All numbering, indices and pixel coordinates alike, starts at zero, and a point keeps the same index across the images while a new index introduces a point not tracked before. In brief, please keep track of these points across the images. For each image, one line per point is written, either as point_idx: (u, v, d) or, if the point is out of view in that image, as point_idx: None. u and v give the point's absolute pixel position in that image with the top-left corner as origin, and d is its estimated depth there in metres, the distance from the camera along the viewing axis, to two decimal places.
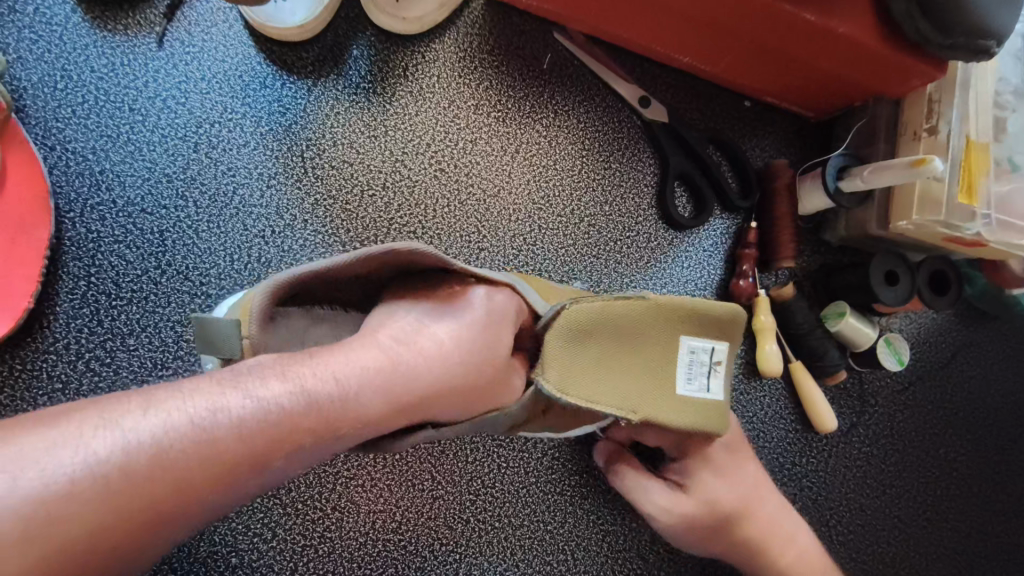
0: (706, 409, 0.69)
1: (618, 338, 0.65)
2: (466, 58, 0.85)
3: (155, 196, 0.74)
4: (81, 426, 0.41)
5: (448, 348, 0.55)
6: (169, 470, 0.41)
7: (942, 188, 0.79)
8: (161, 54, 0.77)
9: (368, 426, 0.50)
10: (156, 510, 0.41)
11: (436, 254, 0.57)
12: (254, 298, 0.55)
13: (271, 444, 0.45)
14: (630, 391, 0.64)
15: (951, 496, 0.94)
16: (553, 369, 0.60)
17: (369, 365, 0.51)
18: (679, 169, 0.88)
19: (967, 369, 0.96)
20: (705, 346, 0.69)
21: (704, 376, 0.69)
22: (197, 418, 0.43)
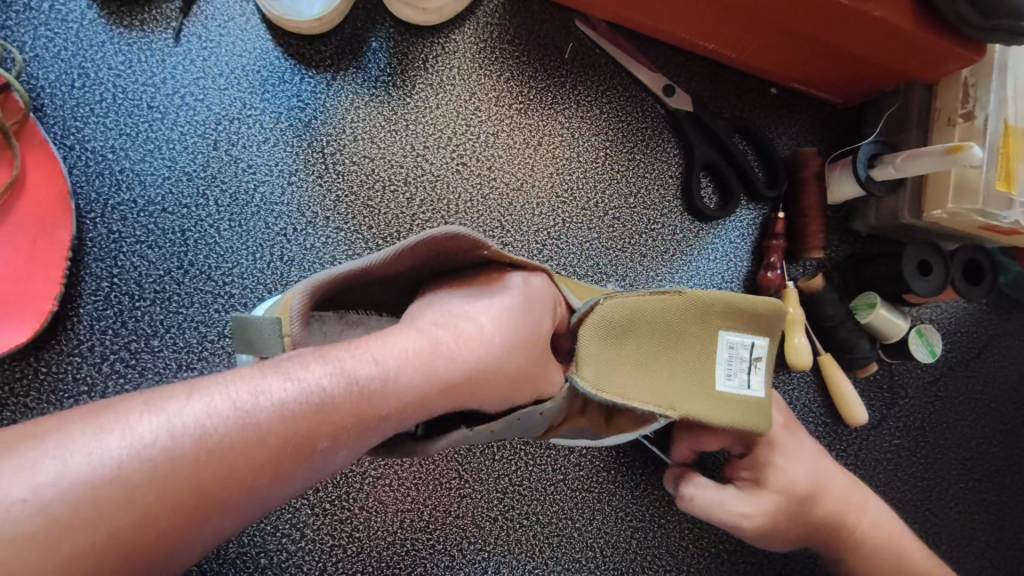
0: (749, 407, 0.67)
1: (655, 332, 0.64)
2: (486, 49, 0.83)
3: (176, 195, 0.73)
4: (127, 413, 0.40)
5: (488, 332, 0.54)
6: (213, 455, 0.40)
7: (978, 175, 0.76)
8: (178, 50, 0.75)
9: (410, 407, 0.48)
10: (203, 498, 0.40)
11: (475, 237, 0.56)
12: (293, 299, 0.54)
13: (317, 429, 0.43)
14: (668, 386, 0.64)
15: (984, 488, 0.92)
16: (588, 366, 0.60)
17: (410, 348, 0.50)
18: (705, 160, 0.86)
19: (1000, 359, 0.94)
20: (745, 341, 0.68)
21: (744, 372, 0.68)
22: (239, 403, 0.42)
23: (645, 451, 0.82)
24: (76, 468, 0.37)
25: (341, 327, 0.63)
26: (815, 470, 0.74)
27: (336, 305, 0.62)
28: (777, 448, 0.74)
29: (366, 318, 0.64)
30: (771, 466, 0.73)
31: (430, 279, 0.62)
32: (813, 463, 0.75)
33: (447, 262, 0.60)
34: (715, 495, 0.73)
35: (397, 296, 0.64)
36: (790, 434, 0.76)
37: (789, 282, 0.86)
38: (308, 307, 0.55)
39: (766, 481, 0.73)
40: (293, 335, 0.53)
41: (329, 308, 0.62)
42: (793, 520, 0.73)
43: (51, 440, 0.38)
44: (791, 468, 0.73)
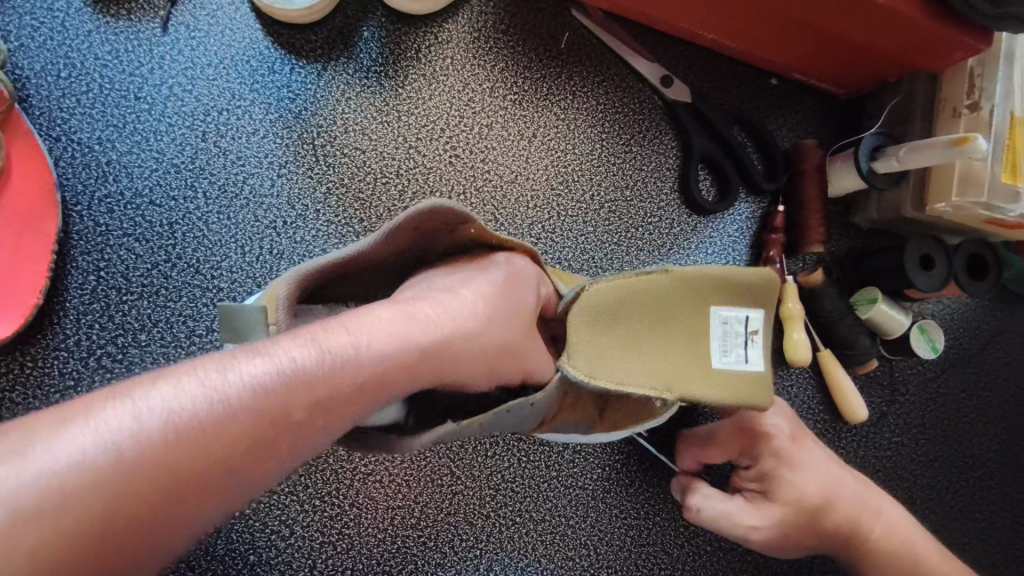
0: (746, 383, 0.65)
1: (646, 312, 0.63)
2: (480, 38, 0.82)
3: (164, 186, 0.72)
4: (90, 403, 0.39)
5: (471, 304, 0.52)
6: (183, 434, 0.39)
7: (984, 169, 0.74)
8: (166, 40, 0.74)
9: (391, 378, 0.46)
10: (177, 481, 0.38)
11: (461, 211, 0.55)
12: (279, 287, 0.53)
13: (291, 402, 0.42)
14: (662, 367, 0.62)
15: (985, 486, 0.91)
16: (579, 353, 0.58)
17: (387, 320, 0.48)
18: (702, 151, 0.85)
19: (1003, 356, 0.93)
20: (738, 315, 0.66)
21: (739, 347, 0.66)
22: (208, 383, 0.41)
23: (639, 448, 0.81)
24: (38, 457, 0.36)
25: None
26: (827, 479, 0.72)
27: (323, 299, 0.60)
28: (781, 460, 0.72)
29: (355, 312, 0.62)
30: (778, 478, 0.72)
31: (417, 265, 0.61)
32: (817, 468, 0.73)
33: (431, 243, 0.60)
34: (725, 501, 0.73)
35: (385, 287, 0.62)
36: (800, 440, 0.74)
37: (789, 276, 0.85)
38: (295, 296, 0.54)
39: (772, 489, 0.72)
40: (280, 323, 0.52)
41: (318, 301, 0.60)
42: (802, 530, 0.72)
43: (12, 435, 0.37)
44: (795, 475, 0.71)
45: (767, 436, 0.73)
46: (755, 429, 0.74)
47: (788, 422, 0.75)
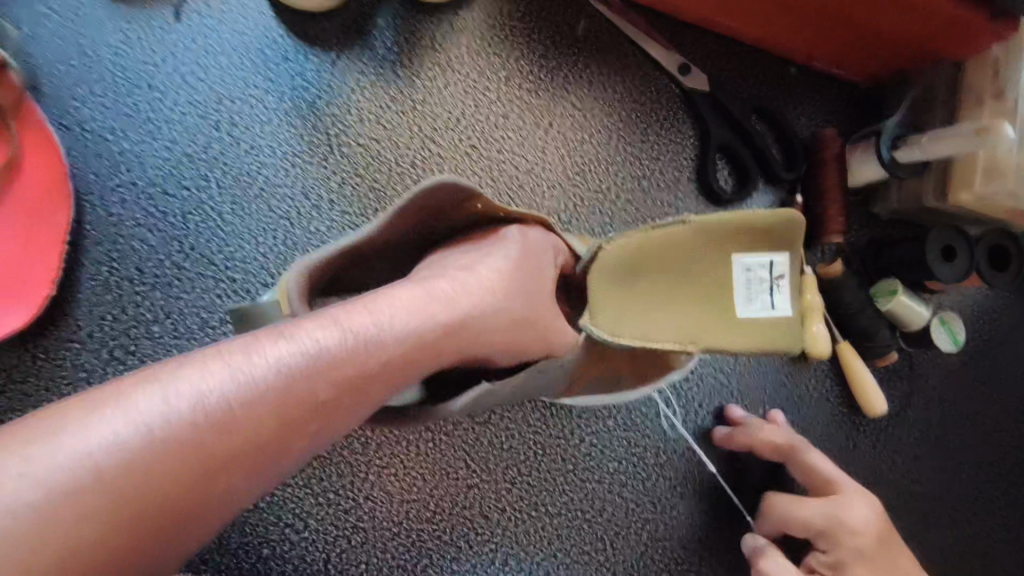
0: (768, 330, 0.63)
1: (667, 267, 0.61)
2: (496, 26, 0.81)
3: (177, 176, 0.71)
4: (117, 389, 0.37)
5: (492, 280, 0.52)
6: (212, 416, 0.38)
7: (1010, 159, 0.73)
8: (179, 27, 0.73)
9: (418, 356, 0.46)
10: (212, 463, 0.38)
11: (464, 184, 0.54)
12: (289, 281, 0.52)
13: (318, 383, 0.41)
14: (687, 321, 0.61)
15: (1004, 480, 0.90)
16: (602, 312, 0.59)
17: (407, 299, 0.47)
18: (720, 141, 0.84)
19: (1023, 348, 0.92)
20: (760, 261, 0.63)
21: (764, 293, 0.63)
22: (235, 365, 0.40)
23: (655, 441, 0.80)
24: (64, 442, 0.34)
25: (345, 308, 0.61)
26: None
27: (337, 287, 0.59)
28: (862, 556, 0.69)
29: None
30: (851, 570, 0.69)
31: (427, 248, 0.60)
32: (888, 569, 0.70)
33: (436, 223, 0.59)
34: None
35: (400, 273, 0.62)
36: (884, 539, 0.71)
37: (808, 267, 0.83)
38: (307, 285, 0.54)
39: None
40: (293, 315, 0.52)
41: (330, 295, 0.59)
42: None
43: (41, 421, 0.35)
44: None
45: (859, 524, 0.70)
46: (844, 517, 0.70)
47: (875, 518, 0.71)
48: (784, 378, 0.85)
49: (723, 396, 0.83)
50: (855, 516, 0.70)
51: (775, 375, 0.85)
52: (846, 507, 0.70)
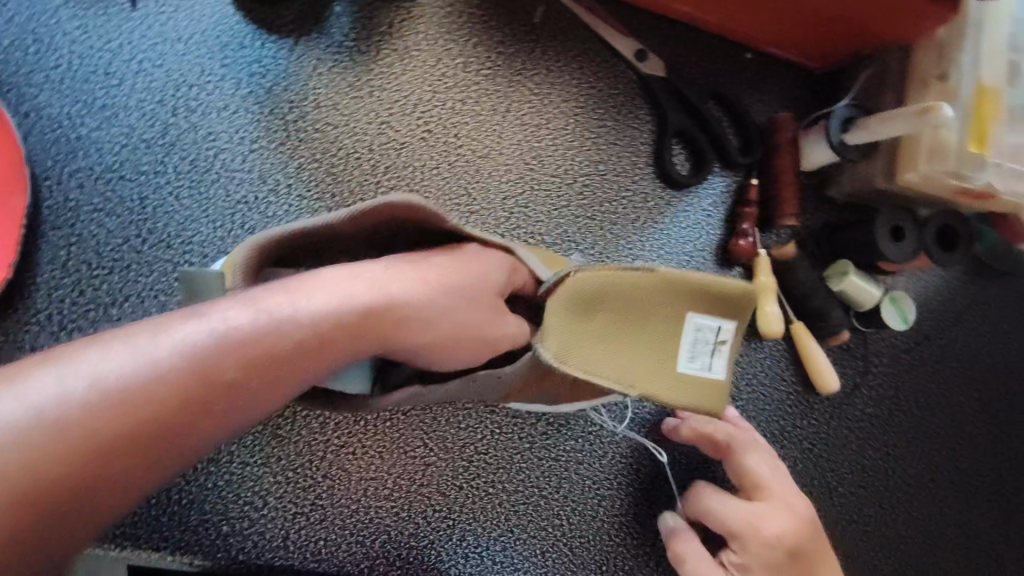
0: (699, 392, 0.60)
1: (625, 309, 0.59)
2: (453, 13, 0.82)
3: (135, 161, 0.72)
4: (31, 367, 0.41)
5: (433, 276, 0.54)
6: (113, 393, 0.41)
7: (951, 137, 0.75)
8: (135, 15, 0.74)
9: (331, 344, 0.48)
10: (115, 435, 0.41)
11: (431, 208, 0.55)
12: (238, 253, 0.53)
13: (221, 362, 0.44)
14: (628, 367, 0.59)
15: (955, 457, 0.92)
16: (550, 335, 0.58)
17: (332, 281, 0.49)
18: (678, 127, 0.85)
19: (977, 328, 0.94)
20: (713, 324, 0.60)
21: (707, 355, 0.61)
22: (140, 345, 0.43)
23: (612, 420, 0.82)
24: None
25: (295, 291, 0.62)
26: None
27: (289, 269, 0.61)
28: (774, 568, 0.70)
29: None
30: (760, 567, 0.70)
31: (387, 249, 0.61)
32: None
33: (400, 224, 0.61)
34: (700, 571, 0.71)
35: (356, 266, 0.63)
36: (801, 545, 0.71)
37: (762, 248, 0.85)
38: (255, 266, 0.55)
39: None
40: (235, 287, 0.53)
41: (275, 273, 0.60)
42: None
43: None
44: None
45: (769, 533, 0.70)
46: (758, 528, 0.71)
47: (793, 528, 0.71)
48: (740, 357, 0.87)
49: None
50: (767, 526, 0.71)
51: None
52: (762, 515, 0.71)
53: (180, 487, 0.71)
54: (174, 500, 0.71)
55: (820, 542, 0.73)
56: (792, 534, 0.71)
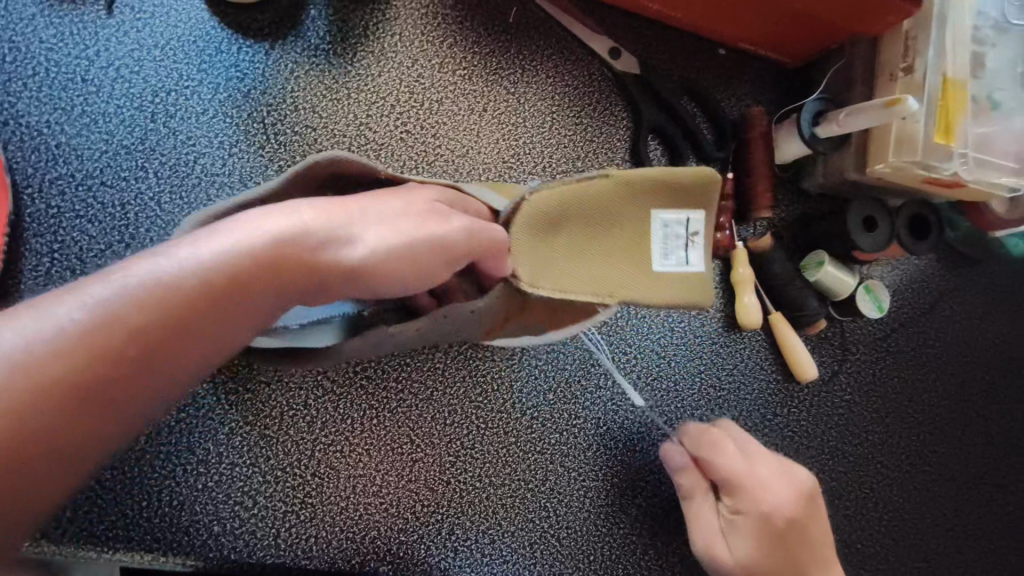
0: (684, 282, 0.69)
1: (587, 218, 0.66)
2: (428, 14, 0.83)
3: (115, 167, 0.73)
4: None
5: (355, 205, 0.55)
6: (27, 362, 0.41)
7: (918, 128, 0.77)
8: (111, 22, 0.74)
9: (252, 284, 0.48)
10: (39, 401, 0.41)
11: (359, 158, 0.59)
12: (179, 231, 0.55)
13: (136, 316, 0.44)
14: (603, 272, 0.66)
15: (934, 440, 0.94)
16: (521, 258, 0.63)
17: (242, 226, 0.49)
18: (652, 123, 0.86)
19: (951, 313, 0.96)
20: (676, 218, 0.68)
21: (680, 249, 0.69)
22: (51, 315, 0.43)
23: (594, 413, 0.83)
24: None
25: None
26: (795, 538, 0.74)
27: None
28: (764, 525, 0.73)
29: None
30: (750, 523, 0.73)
31: None
32: (783, 549, 0.73)
33: (345, 189, 0.63)
34: (699, 513, 0.77)
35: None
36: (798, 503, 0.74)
37: (738, 241, 0.87)
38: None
39: (736, 538, 0.74)
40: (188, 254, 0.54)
41: None
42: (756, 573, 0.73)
43: None
44: (756, 550, 0.72)
45: (767, 502, 0.73)
46: (754, 485, 0.74)
47: (790, 490, 0.74)
48: (721, 349, 0.88)
49: (661, 367, 0.86)
50: (767, 494, 0.73)
51: (712, 347, 0.88)
52: (762, 483, 0.74)
53: (170, 490, 0.72)
54: (163, 502, 0.71)
55: (818, 513, 0.76)
56: (789, 506, 0.73)
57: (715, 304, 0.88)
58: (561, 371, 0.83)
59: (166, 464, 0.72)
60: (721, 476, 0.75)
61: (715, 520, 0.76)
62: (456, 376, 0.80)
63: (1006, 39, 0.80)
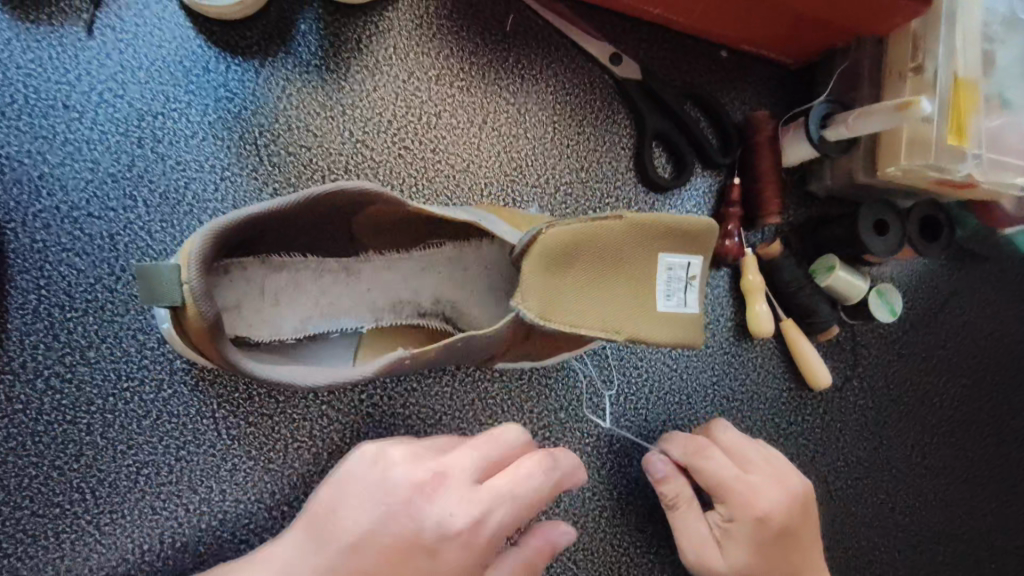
0: (683, 323, 0.67)
1: (597, 259, 0.63)
2: (423, 25, 0.80)
3: (102, 197, 0.70)
4: None
5: None
6: None
7: (930, 129, 0.75)
8: (92, 44, 0.71)
9: None
10: None
11: (391, 194, 0.60)
12: (194, 243, 0.53)
13: None
14: (614, 312, 0.63)
15: (948, 442, 0.93)
16: (530, 293, 0.60)
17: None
18: (656, 130, 0.84)
19: (961, 313, 0.94)
20: (681, 261, 0.66)
21: (681, 291, 0.67)
22: None
23: (606, 431, 0.81)
24: None
25: (266, 272, 0.65)
26: (788, 543, 0.72)
27: (254, 251, 0.63)
28: (757, 532, 0.71)
29: (289, 261, 0.66)
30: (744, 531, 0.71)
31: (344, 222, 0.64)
32: (780, 554, 0.72)
33: (364, 211, 0.63)
34: (687, 524, 0.74)
35: (316, 253, 0.67)
36: (788, 506, 0.72)
37: (747, 249, 0.85)
38: (208, 258, 0.54)
39: (730, 546, 0.72)
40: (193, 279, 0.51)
41: (249, 254, 0.63)
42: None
43: None
44: (752, 557, 0.71)
45: (762, 507, 0.71)
46: (744, 491, 0.71)
47: (781, 495, 0.72)
48: (733, 360, 0.87)
49: (673, 380, 0.84)
50: (762, 500, 0.71)
51: (724, 358, 0.86)
52: (756, 488, 0.72)
53: (172, 531, 0.69)
54: (166, 544, 0.69)
55: (808, 514, 0.74)
56: (783, 510, 0.71)
57: (725, 313, 0.87)
58: (571, 389, 0.81)
59: (167, 504, 0.69)
60: (712, 484, 0.73)
61: (705, 528, 0.74)
62: (464, 400, 0.77)
63: (1015, 35, 0.78)
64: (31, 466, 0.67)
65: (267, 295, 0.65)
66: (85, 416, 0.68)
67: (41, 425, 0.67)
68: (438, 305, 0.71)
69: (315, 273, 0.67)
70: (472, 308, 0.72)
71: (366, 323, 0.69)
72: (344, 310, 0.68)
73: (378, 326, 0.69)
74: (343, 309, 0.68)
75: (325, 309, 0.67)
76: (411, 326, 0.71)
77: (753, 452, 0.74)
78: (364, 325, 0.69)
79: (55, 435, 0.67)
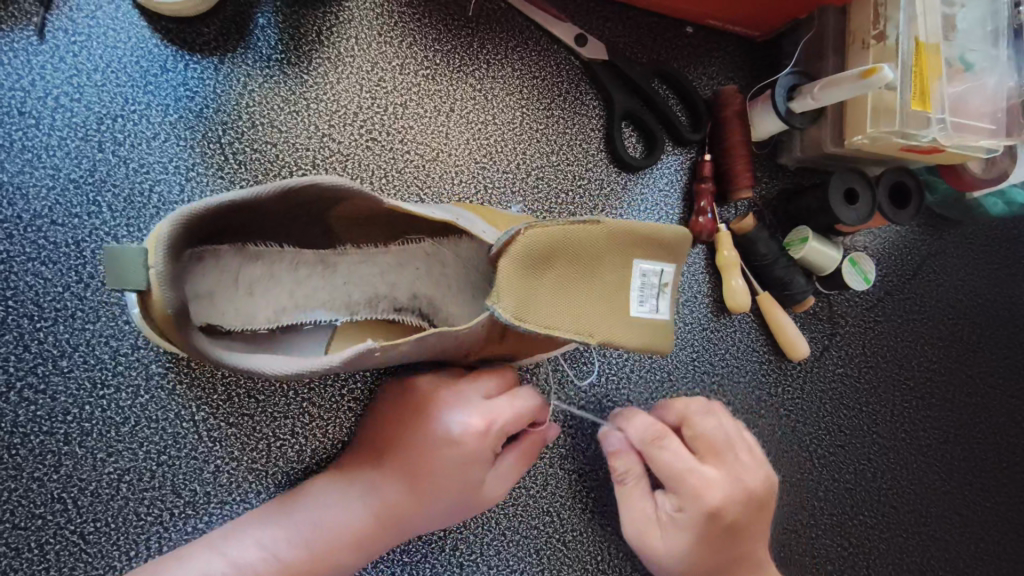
0: (654, 331, 0.67)
1: (576, 262, 0.63)
2: (384, 13, 0.79)
3: (65, 204, 0.68)
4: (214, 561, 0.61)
5: (474, 456, 0.67)
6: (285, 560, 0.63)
7: (894, 95, 0.76)
8: (44, 48, 0.69)
9: (396, 506, 0.66)
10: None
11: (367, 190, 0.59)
12: (164, 226, 0.51)
13: (335, 546, 0.64)
14: (589, 315, 0.63)
15: (927, 405, 0.94)
16: (507, 295, 0.60)
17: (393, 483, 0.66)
18: (625, 108, 0.84)
19: (935, 277, 0.95)
20: (655, 268, 0.66)
21: (653, 297, 0.67)
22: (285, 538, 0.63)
23: (590, 413, 0.82)
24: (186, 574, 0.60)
25: (241, 261, 0.64)
26: (734, 534, 0.69)
27: (230, 241, 0.62)
28: (702, 522, 0.68)
29: (266, 252, 0.65)
30: (691, 519, 0.69)
31: (321, 213, 0.63)
32: (723, 546, 0.69)
33: (344, 204, 0.62)
34: (634, 501, 0.73)
35: (291, 243, 0.66)
36: (749, 501, 0.70)
37: (721, 224, 0.85)
38: (177, 243, 0.53)
39: (672, 532, 0.70)
40: (159, 268, 0.50)
41: (227, 244, 0.62)
42: (699, 566, 0.70)
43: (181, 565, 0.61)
44: (694, 547, 0.69)
45: (714, 501, 0.68)
46: (697, 482, 0.69)
47: (733, 488, 0.69)
48: (712, 335, 0.87)
49: (653, 359, 0.85)
50: (715, 492, 0.68)
51: (703, 333, 0.87)
52: (708, 481, 0.69)
53: (158, 536, 0.68)
54: (152, 550, 0.68)
55: (764, 510, 0.72)
56: (736, 505, 0.69)
57: (702, 289, 0.87)
58: (554, 372, 0.81)
59: (152, 510, 0.69)
60: (665, 474, 0.70)
61: (650, 511, 0.72)
62: None
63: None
64: (8, 479, 0.66)
65: (240, 284, 0.64)
66: (61, 426, 0.67)
67: (16, 438, 0.66)
68: (414, 301, 0.71)
69: (290, 265, 0.67)
70: (450, 305, 0.71)
71: (340, 316, 0.68)
72: (319, 303, 0.68)
73: (353, 319, 0.69)
74: (318, 302, 0.68)
75: (299, 301, 0.67)
76: (387, 320, 0.70)
77: (721, 446, 0.72)
78: (339, 318, 0.68)
79: (32, 447, 0.66)
